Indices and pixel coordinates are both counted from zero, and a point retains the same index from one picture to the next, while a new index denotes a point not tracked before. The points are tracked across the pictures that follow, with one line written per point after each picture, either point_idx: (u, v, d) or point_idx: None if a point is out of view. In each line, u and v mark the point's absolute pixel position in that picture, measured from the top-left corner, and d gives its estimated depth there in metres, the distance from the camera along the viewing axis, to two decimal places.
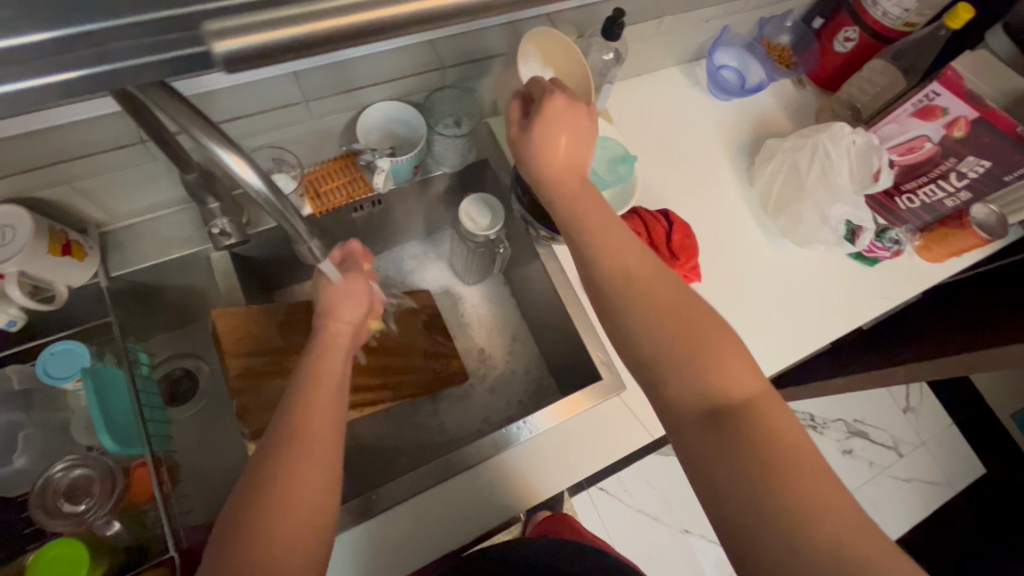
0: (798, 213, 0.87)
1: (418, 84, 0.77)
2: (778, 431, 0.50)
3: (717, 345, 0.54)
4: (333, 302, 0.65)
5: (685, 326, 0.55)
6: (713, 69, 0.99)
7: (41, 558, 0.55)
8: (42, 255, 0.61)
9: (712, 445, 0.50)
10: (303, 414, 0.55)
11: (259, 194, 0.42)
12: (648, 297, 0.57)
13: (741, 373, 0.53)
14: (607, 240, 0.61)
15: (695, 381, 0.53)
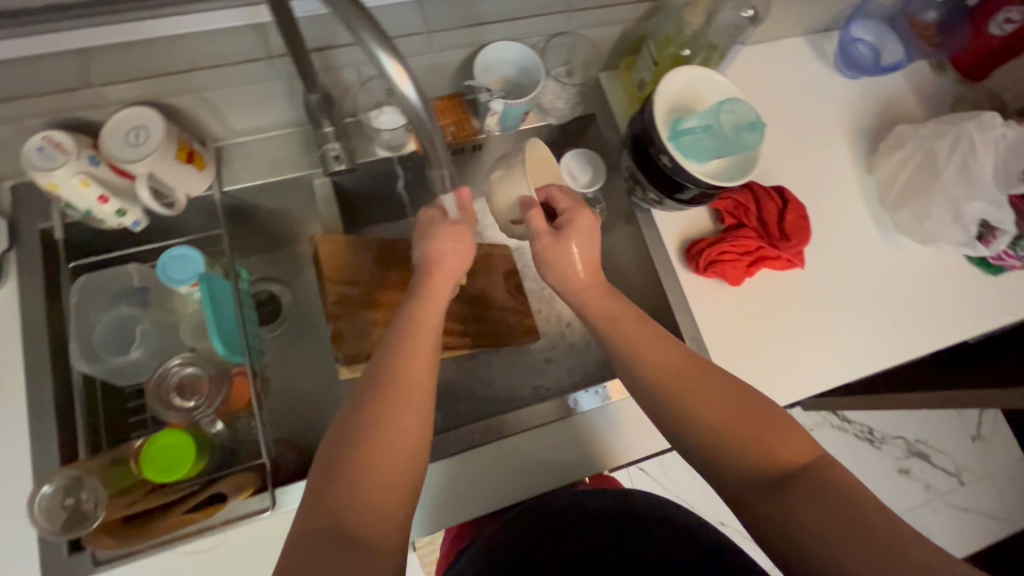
0: (925, 208, 0.80)
1: (539, 26, 0.74)
2: (839, 482, 0.51)
3: (769, 415, 0.55)
4: (436, 261, 0.62)
5: (732, 405, 0.55)
6: (847, 41, 0.91)
7: (151, 448, 0.58)
8: (169, 159, 0.63)
9: (783, 504, 0.50)
10: (410, 364, 0.56)
11: (411, 107, 0.43)
12: (690, 388, 0.57)
13: (797, 439, 0.53)
14: (635, 336, 0.61)
15: (756, 461, 0.53)
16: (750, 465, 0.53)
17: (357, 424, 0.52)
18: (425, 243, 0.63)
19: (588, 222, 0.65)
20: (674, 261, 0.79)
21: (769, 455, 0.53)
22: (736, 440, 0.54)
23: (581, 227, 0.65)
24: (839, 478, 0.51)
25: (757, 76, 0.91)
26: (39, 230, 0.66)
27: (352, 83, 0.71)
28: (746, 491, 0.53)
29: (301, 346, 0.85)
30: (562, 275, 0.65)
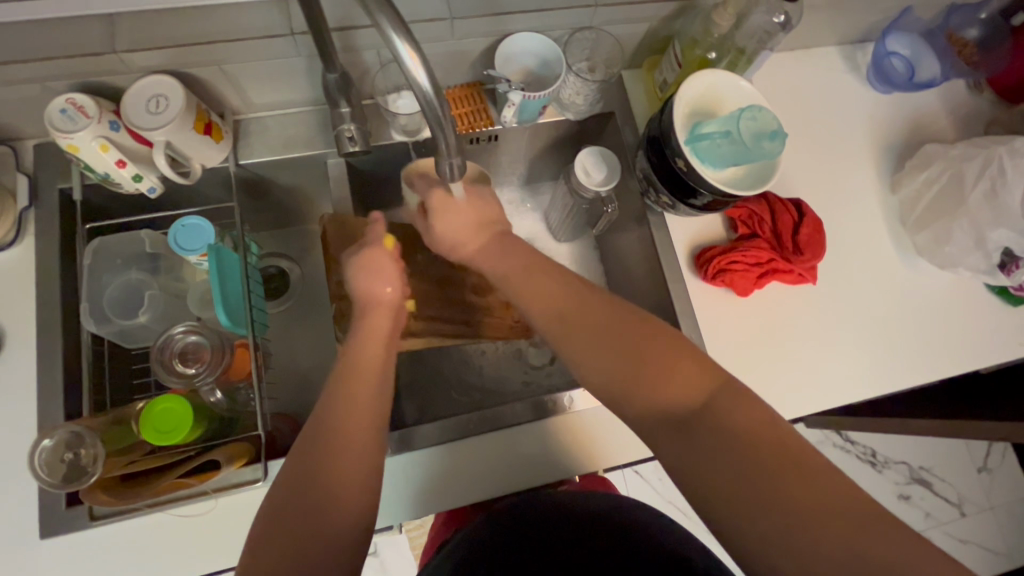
0: (947, 231, 0.78)
1: (565, 19, 0.73)
2: (745, 418, 0.49)
3: (660, 353, 0.53)
4: (363, 279, 0.64)
5: (625, 345, 0.54)
6: (881, 54, 0.88)
7: (151, 411, 0.59)
8: (187, 130, 0.64)
9: (694, 449, 0.49)
10: (356, 382, 0.56)
11: (423, 95, 0.43)
12: (591, 337, 0.56)
13: (690, 370, 0.52)
14: (540, 282, 0.60)
15: (655, 401, 0.52)
16: (660, 406, 0.52)
17: (304, 449, 0.52)
18: (351, 272, 0.65)
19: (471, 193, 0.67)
20: (682, 268, 0.78)
21: (676, 399, 0.51)
22: (641, 383, 0.53)
23: (458, 200, 0.67)
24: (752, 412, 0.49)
25: (785, 84, 0.89)
26: (59, 190, 0.68)
27: (371, 65, 0.71)
28: (658, 433, 0.51)
29: (305, 324, 0.87)
30: (456, 249, 0.68)
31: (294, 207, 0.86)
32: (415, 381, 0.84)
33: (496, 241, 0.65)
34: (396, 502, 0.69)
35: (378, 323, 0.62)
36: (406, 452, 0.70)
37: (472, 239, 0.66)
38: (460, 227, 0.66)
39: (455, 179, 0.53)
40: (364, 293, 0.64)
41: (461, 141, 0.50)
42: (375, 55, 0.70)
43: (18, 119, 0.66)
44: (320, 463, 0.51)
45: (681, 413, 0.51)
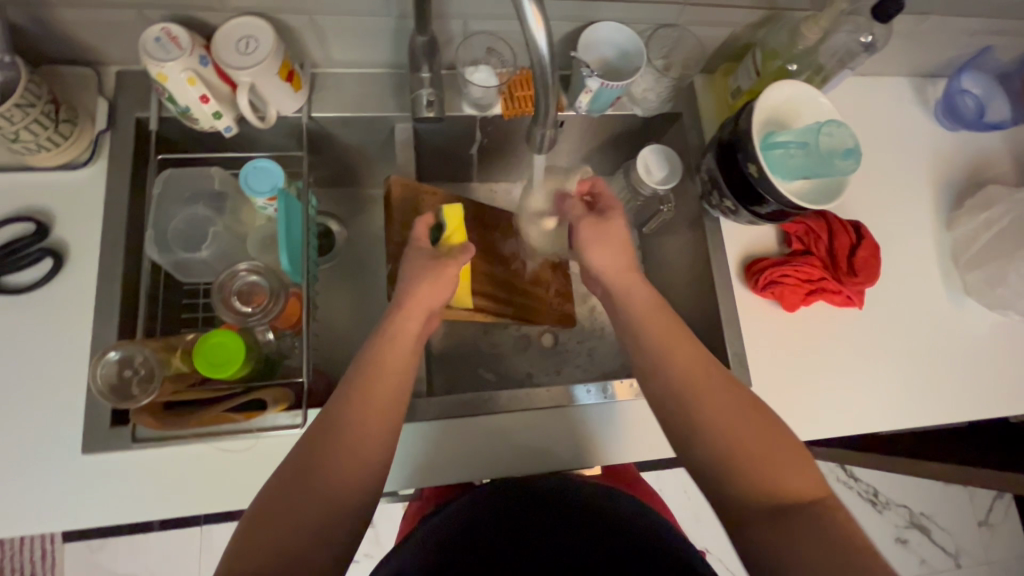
0: (1002, 272, 0.78)
1: (651, 14, 0.73)
2: (834, 522, 0.51)
3: (779, 454, 0.55)
4: (412, 281, 0.63)
5: (746, 422, 0.56)
6: (954, 91, 0.88)
7: (205, 342, 0.60)
8: (272, 75, 0.65)
9: (777, 532, 0.51)
10: (375, 381, 0.57)
11: (537, 58, 0.42)
12: (711, 400, 0.58)
13: (796, 474, 0.54)
14: (668, 338, 0.62)
15: (752, 482, 0.54)
16: (751, 484, 0.54)
17: (320, 433, 0.54)
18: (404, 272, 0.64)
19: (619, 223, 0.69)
20: (732, 274, 0.78)
21: (771, 485, 0.54)
22: (747, 460, 0.55)
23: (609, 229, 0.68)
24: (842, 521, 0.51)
25: (853, 108, 0.89)
26: (136, 118, 0.69)
27: (454, 36, 0.72)
28: (744, 501, 0.54)
29: (347, 284, 0.88)
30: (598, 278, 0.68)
31: (351, 168, 0.86)
32: (450, 353, 0.86)
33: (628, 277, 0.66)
34: (421, 465, 0.70)
35: (407, 329, 0.62)
36: (439, 419, 0.71)
37: (617, 279, 0.67)
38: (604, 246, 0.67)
39: (541, 149, 0.53)
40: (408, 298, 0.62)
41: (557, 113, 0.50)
42: (459, 24, 0.70)
43: (107, 43, 0.67)
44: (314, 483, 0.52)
45: (776, 501, 0.53)
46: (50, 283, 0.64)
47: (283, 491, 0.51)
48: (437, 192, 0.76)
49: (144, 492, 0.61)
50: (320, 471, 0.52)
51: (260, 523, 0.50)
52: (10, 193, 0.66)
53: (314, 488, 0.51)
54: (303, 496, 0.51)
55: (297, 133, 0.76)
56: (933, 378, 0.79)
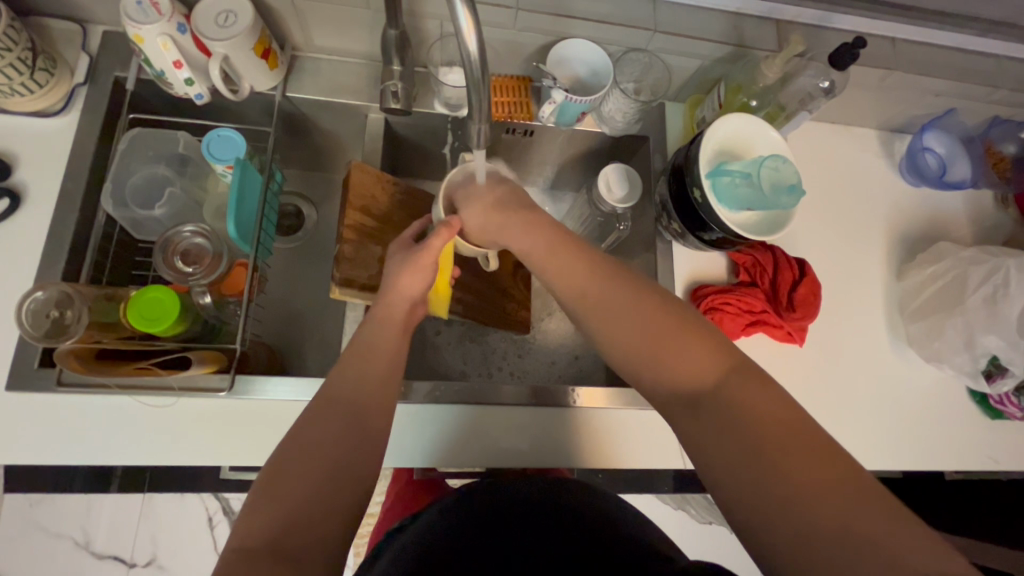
0: (941, 326, 0.79)
1: (622, 37, 0.75)
2: (747, 406, 0.46)
3: (687, 345, 0.50)
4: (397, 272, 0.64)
5: (653, 326, 0.52)
6: (917, 148, 0.90)
7: (141, 296, 0.61)
8: (247, 49, 0.67)
9: (699, 424, 0.47)
10: (367, 348, 0.59)
11: (467, 56, 0.44)
12: (630, 332, 0.53)
13: (707, 357, 0.49)
14: (583, 279, 0.57)
15: (673, 378, 0.50)
16: (674, 390, 0.50)
17: (331, 398, 0.54)
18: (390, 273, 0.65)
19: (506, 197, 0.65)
20: (678, 296, 0.79)
21: (682, 379, 0.50)
22: (661, 360, 0.51)
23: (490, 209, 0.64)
24: (757, 398, 0.46)
25: (819, 153, 0.91)
26: (115, 77, 0.71)
27: (431, 35, 0.75)
28: (670, 410, 0.50)
29: (306, 265, 0.89)
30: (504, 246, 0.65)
31: (325, 153, 0.89)
32: None
33: (565, 253, 0.59)
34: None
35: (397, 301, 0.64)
36: None
37: (556, 263, 0.59)
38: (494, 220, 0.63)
39: (479, 143, 0.55)
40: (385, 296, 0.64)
41: (493, 110, 0.51)
42: (437, 24, 0.74)
43: (96, 3, 0.70)
44: (319, 437, 0.51)
45: (694, 394, 0.49)
46: (4, 223, 0.66)
47: (290, 447, 0.50)
48: (398, 182, 0.78)
49: (59, 440, 0.62)
50: (310, 446, 0.50)
51: (269, 490, 0.47)
52: None
53: (319, 441, 0.51)
54: (310, 447, 0.50)
55: (271, 110, 0.78)
56: (867, 424, 0.79)
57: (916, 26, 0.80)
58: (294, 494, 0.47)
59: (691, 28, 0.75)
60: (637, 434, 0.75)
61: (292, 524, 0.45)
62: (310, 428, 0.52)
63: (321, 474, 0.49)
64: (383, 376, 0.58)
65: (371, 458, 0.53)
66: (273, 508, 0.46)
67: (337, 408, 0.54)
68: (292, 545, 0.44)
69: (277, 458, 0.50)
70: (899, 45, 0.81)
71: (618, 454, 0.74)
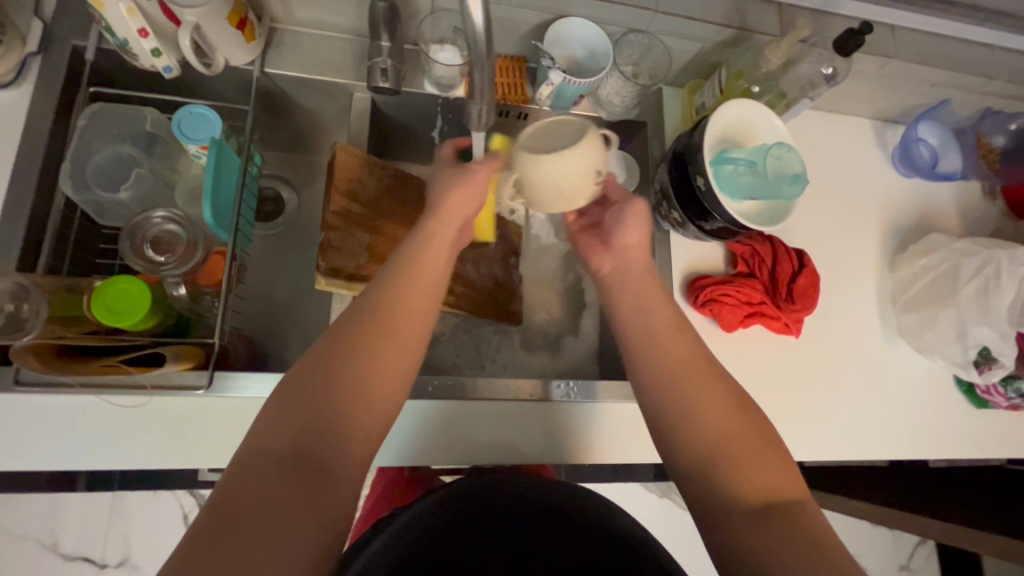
0: (933, 317, 0.79)
1: (623, 18, 0.72)
2: (817, 531, 0.45)
3: (759, 451, 0.50)
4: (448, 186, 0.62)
5: (731, 421, 0.51)
6: (911, 138, 0.90)
7: (107, 287, 0.56)
8: (221, 19, 0.62)
9: (762, 534, 0.45)
10: (414, 274, 0.53)
11: (470, 28, 0.41)
12: (701, 401, 0.52)
13: (778, 473, 0.49)
14: (668, 341, 0.56)
15: (740, 483, 0.48)
16: (728, 484, 0.48)
17: (369, 308, 0.50)
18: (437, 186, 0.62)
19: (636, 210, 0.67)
20: (676, 286, 0.78)
21: (754, 487, 0.48)
22: (731, 460, 0.49)
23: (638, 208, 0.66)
24: (818, 527, 0.46)
25: (815, 142, 0.90)
26: (72, 46, 0.65)
27: (422, 9, 0.70)
28: (720, 514, 0.48)
29: (287, 253, 0.84)
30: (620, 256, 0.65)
31: (306, 134, 0.83)
32: None
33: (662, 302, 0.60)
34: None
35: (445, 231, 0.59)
36: None
37: (629, 298, 0.61)
38: (638, 225, 0.65)
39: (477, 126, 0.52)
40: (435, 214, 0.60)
41: (492, 90, 0.48)
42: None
43: None
44: (340, 364, 0.46)
45: (759, 504, 0.47)
46: None
47: (317, 364, 0.46)
48: (386, 166, 0.74)
49: (20, 442, 0.57)
50: (331, 373, 0.46)
51: (276, 420, 0.43)
52: None
53: (341, 367, 0.46)
54: (340, 367, 0.46)
55: (248, 86, 0.73)
56: (859, 415, 0.80)
57: (916, 14, 0.79)
58: (315, 415, 0.44)
59: (694, 9, 0.72)
60: (633, 427, 0.74)
61: (313, 445, 0.43)
62: (341, 351, 0.47)
63: (333, 405, 0.44)
64: (424, 296, 0.53)
65: (396, 391, 0.49)
66: (292, 419, 0.43)
67: (374, 331, 0.49)
68: (309, 469, 0.41)
69: (301, 372, 0.46)
70: (898, 33, 0.80)
71: (615, 448, 0.73)
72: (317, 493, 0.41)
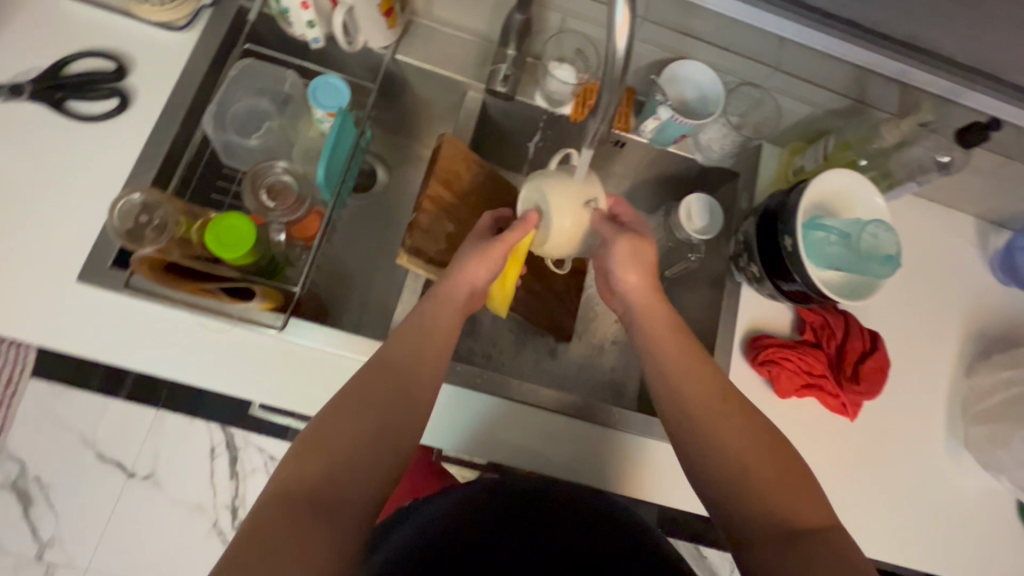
0: (1008, 435, 0.75)
1: (740, 68, 0.74)
2: (850, 556, 0.50)
3: (790, 477, 0.55)
4: (466, 256, 0.65)
5: (766, 451, 0.56)
6: (1018, 246, 0.86)
7: (219, 221, 0.62)
8: (374, 4, 0.68)
9: (792, 557, 0.51)
10: (419, 340, 0.60)
11: (613, 55, 0.44)
12: (730, 437, 0.57)
13: (811, 499, 0.54)
14: (693, 376, 0.61)
15: (772, 504, 0.54)
16: (771, 518, 0.53)
17: (369, 373, 0.56)
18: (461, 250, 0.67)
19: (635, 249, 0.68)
20: (737, 339, 0.76)
21: (781, 511, 0.53)
22: (766, 481, 0.55)
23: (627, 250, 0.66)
24: (847, 547, 0.51)
25: (910, 227, 0.87)
26: (238, 5, 0.73)
27: (550, 28, 0.74)
28: (750, 538, 0.54)
29: (371, 225, 0.89)
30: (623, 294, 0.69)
31: (413, 121, 0.89)
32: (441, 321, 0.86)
33: (690, 351, 0.64)
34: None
35: (455, 295, 0.64)
36: None
37: (666, 355, 0.64)
38: (632, 265, 0.67)
39: (590, 144, 0.54)
40: (455, 275, 0.65)
41: (615, 114, 0.50)
42: (558, 18, 0.74)
43: None
44: (350, 426, 0.52)
45: (792, 529, 0.52)
46: (107, 120, 0.68)
47: (329, 417, 0.53)
48: (482, 164, 0.77)
49: (115, 338, 0.63)
50: (342, 429, 0.52)
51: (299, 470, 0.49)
52: (106, 32, 0.70)
53: (352, 427, 0.52)
54: (360, 417, 0.53)
55: (376, 68, 0.79)
56: (903, 516, 0.76)
57: None
58: (335, 454, 0.51)
59: (815, 74, 0.73)
60: (665, 468, 0.73)
61: (328, 484, 0.49)
62: (348, 410, 0.53)
63: (346, 452, 0.51)
64: (429, 359, 0.59)
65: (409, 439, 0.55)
66: (313, 465, 0.50)
67: (383, 386, 0.56)
68: (328, 506, 0.48)
69: (325, 419, 0.52)
70: None
71: (643, 485, 0.72)
72: (338, 527, 0.47)
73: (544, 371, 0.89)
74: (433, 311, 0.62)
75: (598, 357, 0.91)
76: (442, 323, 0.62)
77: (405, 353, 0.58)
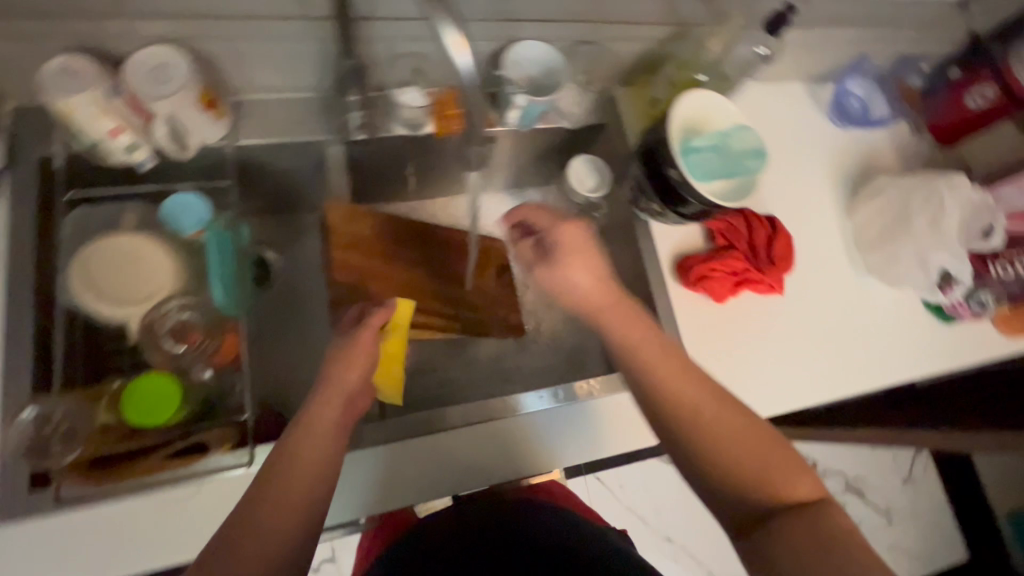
0: (894, 252, 0.86)
1: (568, 32, 0.77)
2: (755, 450, 0.57)
3: (724, 405, 0.59)
4: (333, 357, 0.64)
5: (719, 396, 0.59)
6: (840, 95, 0.98)
7: (135, 391, 0.57)
8: (192, 101, 0.62)
9: (727, 470, 0.57)
10: (284, 465, 0.55)
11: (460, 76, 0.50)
12: (667, 370, 0.60)
13: (730, 411, 0.59)
14: (638, 345, 0.62)
15: (721, 424, 0.58)
16: (704, 430, 0.58)
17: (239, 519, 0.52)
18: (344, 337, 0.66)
19: (572, 234, 0.66)
20: (664, 268, 0.82)
21: (718, 431, 0.58)
22: (718, 412, 0.58)
23: (577, 249, 0.66)
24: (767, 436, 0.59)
25: (756, 109, 0.96)
26: (39, 158, 0.64)
27: (381, 57, 0.72)
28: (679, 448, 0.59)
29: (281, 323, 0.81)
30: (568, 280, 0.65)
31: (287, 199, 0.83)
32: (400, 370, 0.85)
33: (619, 301, 0.64)
34: (391, 479, 0.71)
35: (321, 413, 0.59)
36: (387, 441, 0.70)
37: (623, 336, 0.62)
38: (569, 254, 0.65)
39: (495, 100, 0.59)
40: (335, 371, 0.62)
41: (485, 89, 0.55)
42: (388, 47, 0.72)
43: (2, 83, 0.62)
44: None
45: (739, 450, 0.57)
46: None
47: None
48: (378, 211, 0.81)
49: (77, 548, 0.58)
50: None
51: None
52: None
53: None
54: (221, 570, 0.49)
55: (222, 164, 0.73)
56: (853, 353, 0.86)
57: None
58: None
59: (631, 13, 0.77)
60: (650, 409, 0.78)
61: None
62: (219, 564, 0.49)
63: None
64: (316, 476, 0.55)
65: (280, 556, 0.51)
66: None
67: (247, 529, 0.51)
68: None
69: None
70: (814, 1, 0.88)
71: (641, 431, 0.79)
72: None
73: (513, 370, 0.91)
74: (318, 422, 0.58)
75: (552, 332, 0.94)
76: (310, 434, 0.57)
77: (269, 480, 0.54)
